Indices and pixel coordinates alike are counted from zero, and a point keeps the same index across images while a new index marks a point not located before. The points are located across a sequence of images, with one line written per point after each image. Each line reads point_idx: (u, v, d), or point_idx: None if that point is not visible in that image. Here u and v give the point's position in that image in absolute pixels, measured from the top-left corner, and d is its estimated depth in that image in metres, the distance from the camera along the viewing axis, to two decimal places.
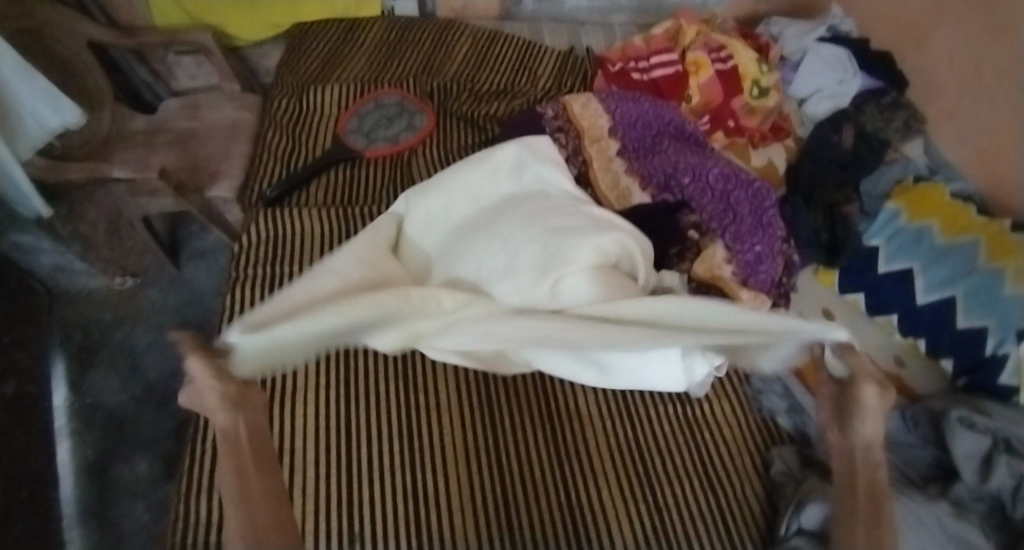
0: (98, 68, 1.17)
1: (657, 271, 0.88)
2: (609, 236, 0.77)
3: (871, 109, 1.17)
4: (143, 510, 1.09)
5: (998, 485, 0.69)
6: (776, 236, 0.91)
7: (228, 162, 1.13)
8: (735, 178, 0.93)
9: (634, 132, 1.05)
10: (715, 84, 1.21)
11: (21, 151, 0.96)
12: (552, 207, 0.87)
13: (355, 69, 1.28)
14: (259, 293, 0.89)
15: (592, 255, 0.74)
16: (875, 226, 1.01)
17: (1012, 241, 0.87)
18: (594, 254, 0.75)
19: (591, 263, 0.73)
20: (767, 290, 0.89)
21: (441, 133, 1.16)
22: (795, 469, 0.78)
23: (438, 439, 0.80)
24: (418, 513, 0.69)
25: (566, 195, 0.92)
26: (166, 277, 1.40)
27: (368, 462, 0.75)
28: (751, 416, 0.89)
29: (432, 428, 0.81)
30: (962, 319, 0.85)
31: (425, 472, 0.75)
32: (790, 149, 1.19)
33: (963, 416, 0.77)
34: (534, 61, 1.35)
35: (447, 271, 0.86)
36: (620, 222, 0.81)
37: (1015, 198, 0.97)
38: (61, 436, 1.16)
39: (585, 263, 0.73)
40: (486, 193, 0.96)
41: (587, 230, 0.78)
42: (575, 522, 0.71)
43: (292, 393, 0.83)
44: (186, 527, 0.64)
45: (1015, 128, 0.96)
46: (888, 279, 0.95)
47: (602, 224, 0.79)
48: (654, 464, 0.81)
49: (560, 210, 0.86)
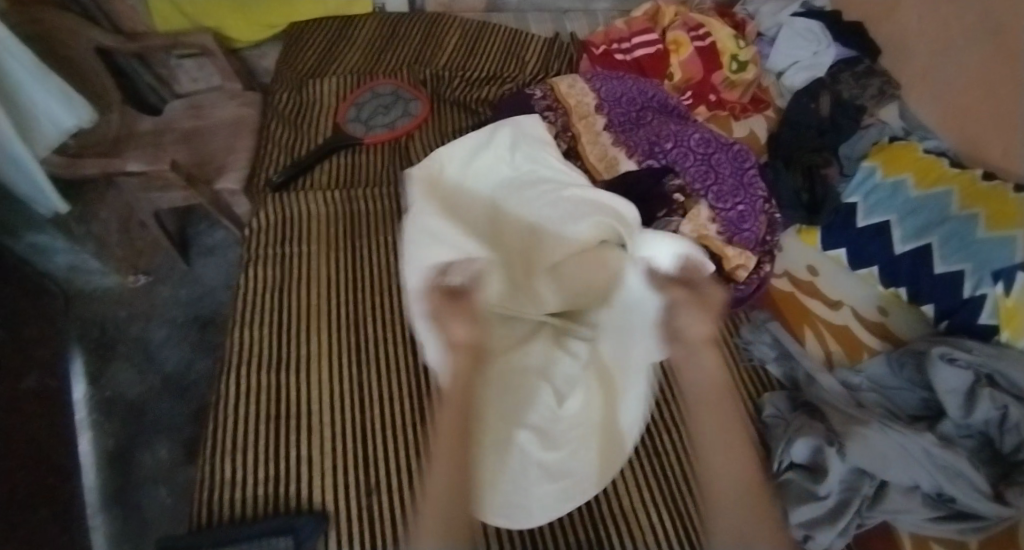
0: (106, 73, 1.24)
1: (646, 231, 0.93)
2: (583, 222, 0.86)
3: (846, 77, 1.22)
4: (166, 495, 1.10)
5: (982, 415, 0.74)
6: (757, 195, 0.99)
7: (233, 156, 1.18)
8: (716, 143, 1.01)
9: (618, 108, 1.10)
10: (696, 61, 1.27)
11: (37, 150, 1.02)
12: (535, 195, 0.93)
13: (350, 64, 1.34)
14: (267, 272, 0.96)
15: (563, 250, 0.86)
16: (852, 185, 1.05)
17: (983, 188, 0.91)
18: (565, 246, 0.87)
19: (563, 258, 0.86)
20: (752, 247, 0.95)
21: (436, 118, 1.22)
22: (786, 411, 0.82)
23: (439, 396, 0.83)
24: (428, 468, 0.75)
25: (555, 170, 0.97)
26: (178, 273, 1.43)
27: (380, 422, 0.79)
28: (742, 364, 0.91)
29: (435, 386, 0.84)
30: (940, 264, 0.89)
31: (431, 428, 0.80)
32: (770, 119, 1.26)
33: (944, 351, 0.79)
34: (522, 48, 1.41)
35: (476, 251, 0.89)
36: (603, 199, 0.87)
37: (987, 150, 1.01)
38: (81, 429, 1.19)
39: (557, 259, 0.86)
40: (488, 177, 1.00)
41: (562, 225, 0.87)
42: None
43: (300, 360, 0.86)
44: (211, 487, 0.72)
45: (983, 82, 1.01)
46: (868, 233, 1.00)
47: (578, 212, 0.88)
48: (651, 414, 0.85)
49: (542, 198, 0.93)
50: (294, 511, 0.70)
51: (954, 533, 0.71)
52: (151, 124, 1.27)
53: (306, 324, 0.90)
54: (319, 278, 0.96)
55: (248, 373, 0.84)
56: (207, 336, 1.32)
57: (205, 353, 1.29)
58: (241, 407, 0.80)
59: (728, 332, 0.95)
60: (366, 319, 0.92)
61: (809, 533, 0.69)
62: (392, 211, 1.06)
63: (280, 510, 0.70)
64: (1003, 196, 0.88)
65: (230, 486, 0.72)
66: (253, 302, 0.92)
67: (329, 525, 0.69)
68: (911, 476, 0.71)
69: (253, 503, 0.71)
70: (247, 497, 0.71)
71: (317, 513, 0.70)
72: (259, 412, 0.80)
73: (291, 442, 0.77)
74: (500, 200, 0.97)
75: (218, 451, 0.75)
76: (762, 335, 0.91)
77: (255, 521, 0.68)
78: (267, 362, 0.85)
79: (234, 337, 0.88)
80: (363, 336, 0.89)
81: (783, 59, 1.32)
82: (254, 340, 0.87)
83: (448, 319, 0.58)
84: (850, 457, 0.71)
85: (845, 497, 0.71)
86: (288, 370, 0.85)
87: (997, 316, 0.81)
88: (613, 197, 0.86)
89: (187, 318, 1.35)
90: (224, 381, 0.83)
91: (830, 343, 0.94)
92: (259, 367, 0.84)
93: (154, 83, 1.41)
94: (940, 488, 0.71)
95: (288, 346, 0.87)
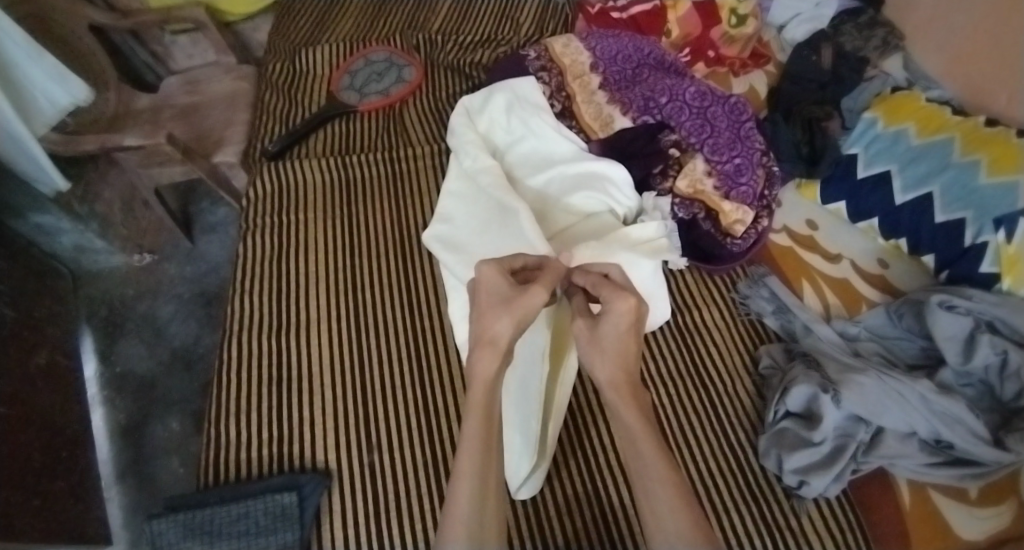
0: (100, 50, 1.23)
1: (642, 192, 0.95)
2: (576, 193, 0.91)
3: (849, 29, 1.20)
4: (178, 464, 1.14)
5: (981, 362, 0.74)
6: (754, 148, 0.98)
7: (230, 129, 1.18)
8: (711, 97, 1.00)
9: (614, 66, 1.09)
10: (693, 16, 1.26)
11: (37, 127, 1.04)
12: (533, 166, 0.96)
13: (342, 34, 1.34)
14: (264, 241, 0.97)
15: (568, 217, 0.90)
16: (853, 136, 1.03)
17: (986, 134, 0.89)
18: (569, 215, 0.90)
19: (569, 226, 0.89)
20: (750, 202, 0.95)
21: (430, 83, 1.21)
22: (782, 363, 0.82)
23: (435, 355, 0.84)
24: (427, 424, 0.77)
25: (545, 138, 0.98)
26: (183, 250, 1.45)
27: (376, 382, 0.81)
28: (739, 318, 0.91)
29: (431, 347, 0.85)
30: (940, 213, 0.88)
31: (431, 387, 0.81)
32: (770, 74, 1.24)
33: (944, 299, 0.79)
34: (516, 10, 1.38)
35: (483, 226, 0.87)
36: (594, 168, 0.91)
37: (990, 97, 0.99)
38: (95, 404, 1.22)
39: (562, 226, 0.89)
40: (493, 146, 0.99)
41: (560, 198, 0.91)
42: (576, 424, 0.80)
43: (298, 326, 0.87)
44: (218, 448, 0.74)
45: (989, 27, 0.98)
46: (868, 183, 0.98)
47: (569, 187, 0.92)
48: (646, 370, 0.85)
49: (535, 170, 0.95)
50: (298, 469, 0.73)
51: (953, 479, 0.71)
52: (148, 102, 1.27)
53: (305, 290, 0.92)
54: (317, 245, 0.97)
55: (247, 339, 0.85)
56: (213, 311, 1.35)
57: (211, 329, 1.31)
58: (242, 372, 0.81)
59: (725, 289, 0.94)
60: (362, 286, 0.92)
61: (803, 480, 0.70)
62: (388, 176, 1.06)
63: (284, 468, 0.73)
64: (1006, 142, 0.86)
65: (234, 446, 0.74)
66: (251, 270, 0.94)
67: (331, 481, 0.71)
68: (908, 421, 0.71)
69: (259, 462, 0.73)
70: (253, 457, 0.74)
71: (320, 470, 0.73)
72: (261, 376, 0.81)
73: (295, 404, 0.79)
74: (511, 165, 0.97)
75: (223, 414, 0.77)
76: (759, 289, 0.91)
77: (260, 479, 0.71)
78: (268, 328, 0.87)
79: (234, 305, 0.89)
80: (363, 301, 0.90)
81: (783, 13, 1.29)
82: (252, 307, 0.89)
83: (496, 313, 0.59)
84: (844, 404, 0.71)
85: (840, 443, 0.72)
86: (287, 335, 0.86)
87: (999, 264, 0.80)
88: (602, 163, 0.91)
89: (192, 294, 1.37)
90: (227, 348, 0.84)
91: (828, 296, 0.93)
92: (258, 334, 0.86)
93: (149, 60, 1.41)
94: (936, 434, 0.71)
95: (286, 311, 0.89)
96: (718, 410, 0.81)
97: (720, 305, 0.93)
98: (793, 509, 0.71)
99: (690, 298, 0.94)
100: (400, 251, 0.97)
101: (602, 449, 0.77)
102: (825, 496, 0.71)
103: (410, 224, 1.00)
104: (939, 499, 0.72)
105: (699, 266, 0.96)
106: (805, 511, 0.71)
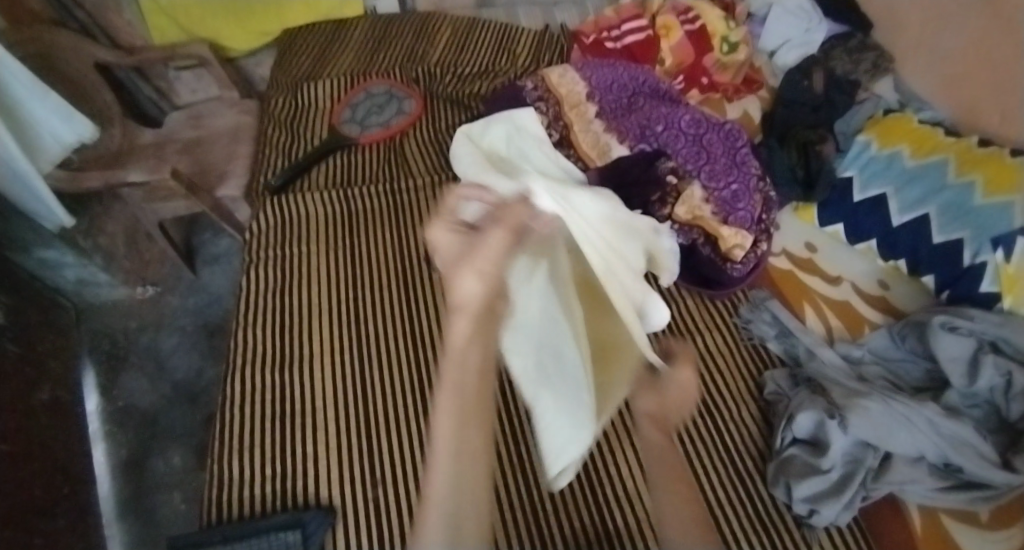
0: (105, 86, 1.25)
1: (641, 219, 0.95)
2: None
3: (839, 53, 1.23)
4: (180, 499, 1.12)
5: (986, 383, 0.74)
6: (751, 173, 1.00)
7: (233, 163, 1.20)
8: (707, 123, 1.02)
9: (609, 95, 1.12)
10: (686, 45, 1.29)
11: (40, 163, 1.06)
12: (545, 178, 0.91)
13: (343, 66, 1.37)
14: (267, 274, 0.98)
15: None
16: (847, 159, 1.05)
17: (979, 155, 0.91)
18: None
19: None
20: (748, 226, 0.96)
21: (429, 115, 1.23)
22: (787, 388, 0.82)
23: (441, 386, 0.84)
24: None
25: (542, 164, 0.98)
26: (185, 282, 1.45)
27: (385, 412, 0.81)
28: (742, 343, 0.91)
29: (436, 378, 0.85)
30: (938, 234, 0.89)
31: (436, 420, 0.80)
32: (763, 98, 1.26)
33: (945, 320, 0.79)
34: (513, 41, 1.42)
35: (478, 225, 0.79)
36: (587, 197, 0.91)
37: (982, 118, 1.01)
38: (96, 439, 1.21)
39: None
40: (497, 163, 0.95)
41: None
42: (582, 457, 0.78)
43: (303, 358, 0.87)
44: (222, 485, 0.73)
45: (978, 50, 1.00)
46: (864, 206, 0.99)
47: None
48: None
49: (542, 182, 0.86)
50: (301, 506, 0.71)
51: (964, 503, 0.70)
52: (152, 137, 1.29)
53: (310, 322, 0.92)
54: (320, 277, 0.98)
55: (252, 373, 0.85)
56: (215, 342, 1.35)
57: (214, 360, 1.31)
58: (246, 406, 0.81)
59: (727, 314, 0.95)
60: (367, 316, 0.93)
61: (813, 508, 0.69)
62: (389, 206, 1.08)
63: (288, 506, 0.71)
64: (1000, 162, 0.88)
65: (238, 483, 0.73)
66: (255, 303, 0.94)
67: (336, 518, 0.70)
68: (915, 445, 0.71)
69: (262, 500, 0.72)
70: (256, 494, 0.72)
71: (324, 506, 0.71)
72: (265, 411, 0.81)
73: (299, 438, 0.78)
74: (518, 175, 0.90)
75: (226, 451, 0.76)
76: (761, 313, 0.91)
77: (263, 517, 0.69)
78: (272, 361, 0.87)
79: (237, 339, 0.89)
80: (370, 331, 0.91)
81: (774, 39, 1.32)
82: (257, 340, 0.89)
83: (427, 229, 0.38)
84: (851, 429, 0.70)
85: (849, 469, 0.71)
86: (291, 367, 0.86)
87: (998, 284, 0.81)
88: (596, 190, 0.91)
89: (195, 326, 1.38)
90: (230, 382, 0.84)
91: (829, 319, 0.93)
92: (262, 368, 0.86)
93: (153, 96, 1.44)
94: (945, 457, 0.70)
95: (291, 343, 0.89)
96: (728, 437, 0.80)
97: (721, 330, 0.93)
98: (804, 538, 0.70)
99: (693, 321, 0.94)
100: (404, 281, 0.98)
101: (618, 476, 0.74)
102: (836, 524, 0.70)
103: (414, 254, 1.01)
104: (949, 523, 0.71)
105: (699, 291, 0.97)
106: (816, 539, 0.70)
